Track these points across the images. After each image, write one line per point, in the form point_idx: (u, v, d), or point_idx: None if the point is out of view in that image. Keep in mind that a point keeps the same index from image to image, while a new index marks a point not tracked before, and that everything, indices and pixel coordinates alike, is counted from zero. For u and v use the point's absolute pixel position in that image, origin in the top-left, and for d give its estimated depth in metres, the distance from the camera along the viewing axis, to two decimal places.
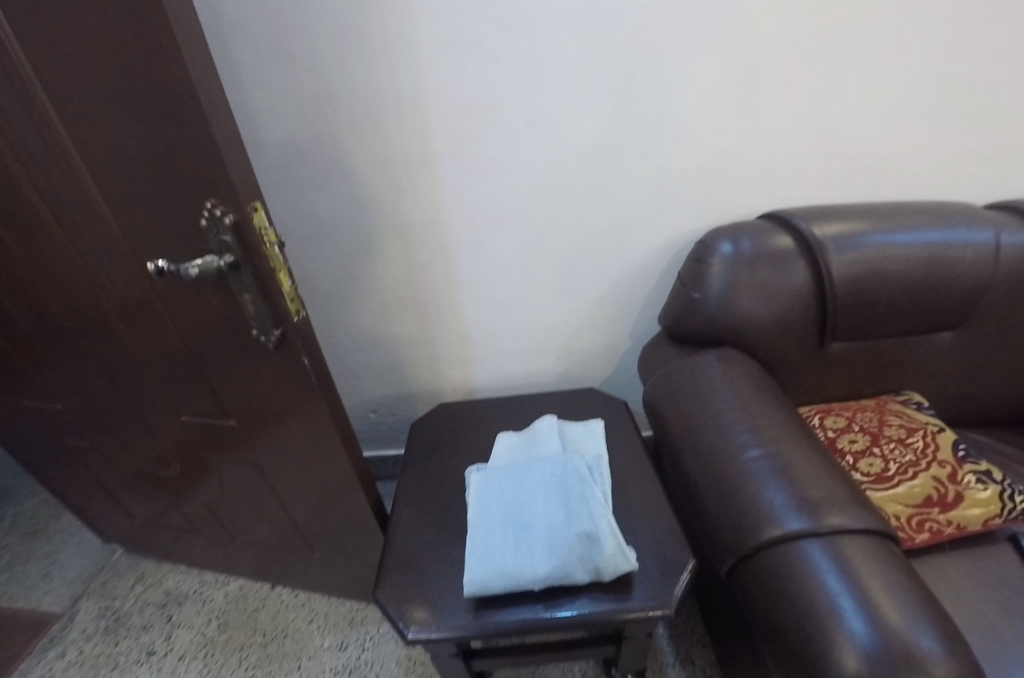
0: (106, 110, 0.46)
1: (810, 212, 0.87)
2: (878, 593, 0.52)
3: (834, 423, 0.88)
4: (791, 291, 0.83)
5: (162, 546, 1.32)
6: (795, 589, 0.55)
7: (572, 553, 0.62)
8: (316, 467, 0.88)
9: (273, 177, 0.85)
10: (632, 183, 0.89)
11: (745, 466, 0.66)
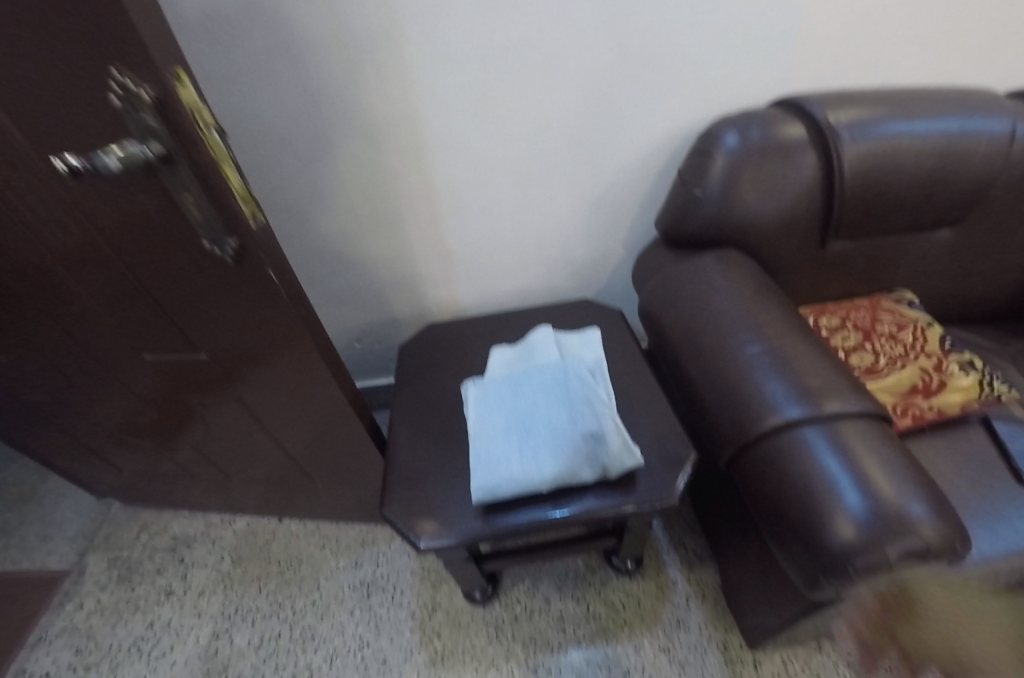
0: None
1: (825, 97, 0.81)
2: (875, 471, 0.54)
3: (829, 323, 0.90)
4: (800, 185, 0.79)
5: (160, 495, 1.31)
6: (795, 473, 0.56)
7: (578, 453, 0.63)
8: (302, 392, 0.85)
9: (216, 74, 0.73)
10: (622, 68, 0.80)
11: (746, 363, 0.66)
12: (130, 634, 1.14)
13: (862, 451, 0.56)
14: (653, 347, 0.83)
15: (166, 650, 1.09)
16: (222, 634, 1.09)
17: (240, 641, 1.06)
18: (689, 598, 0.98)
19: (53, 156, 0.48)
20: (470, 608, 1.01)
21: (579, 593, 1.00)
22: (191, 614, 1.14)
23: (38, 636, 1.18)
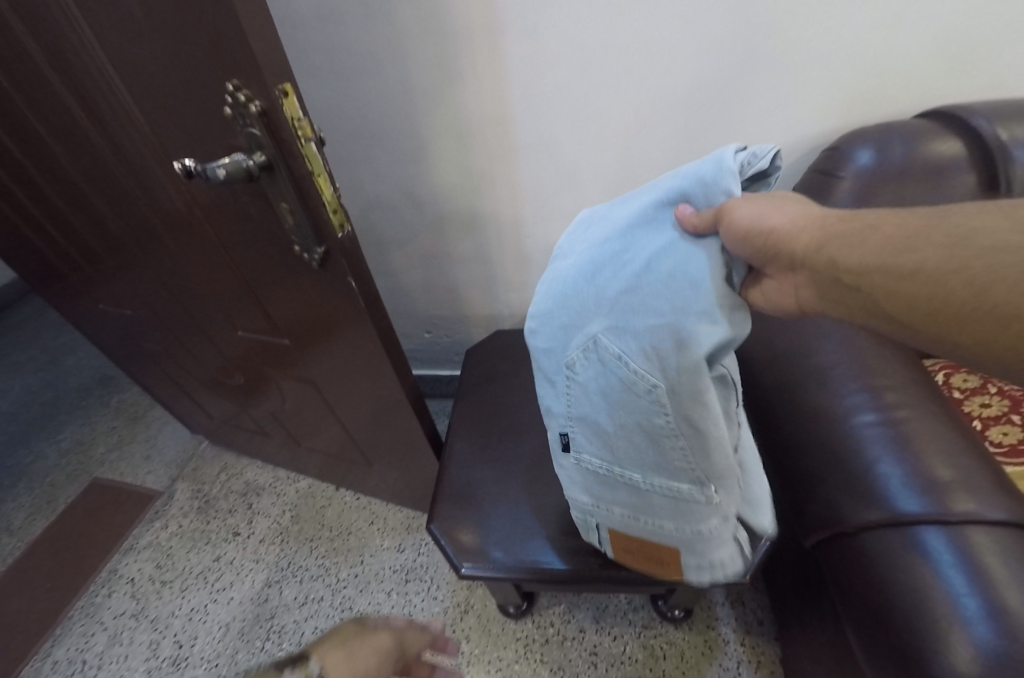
0: None
1: (998, 107, 0.65)
2: (1015, 595, 0.42)
3: (962, 383, 0.76)
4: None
5: (239, 443, 1.43)
6: (904, 582, 0.46)
7: (642, 301, 0.42)
8: (368, 392, 0.83)
9: (307, 61, 0.74)
10: (739, 66, 0.69)
11: (853, 434, 0.56)
12: (200, 562, 1.27)
13: (1009, 572, 0.43)
14: None
15: (227, 585, 1.20)
16: (273, 585, 1.17)
17: (288, 596, 1.14)
18: (740, 665, 0.89)
19: (170, 152, 0.52)
20: (502, 619, 1.00)
21: (616, 630, 0.95)
22: (252, 558, 1.24)
23: (131, 545, 1.35)
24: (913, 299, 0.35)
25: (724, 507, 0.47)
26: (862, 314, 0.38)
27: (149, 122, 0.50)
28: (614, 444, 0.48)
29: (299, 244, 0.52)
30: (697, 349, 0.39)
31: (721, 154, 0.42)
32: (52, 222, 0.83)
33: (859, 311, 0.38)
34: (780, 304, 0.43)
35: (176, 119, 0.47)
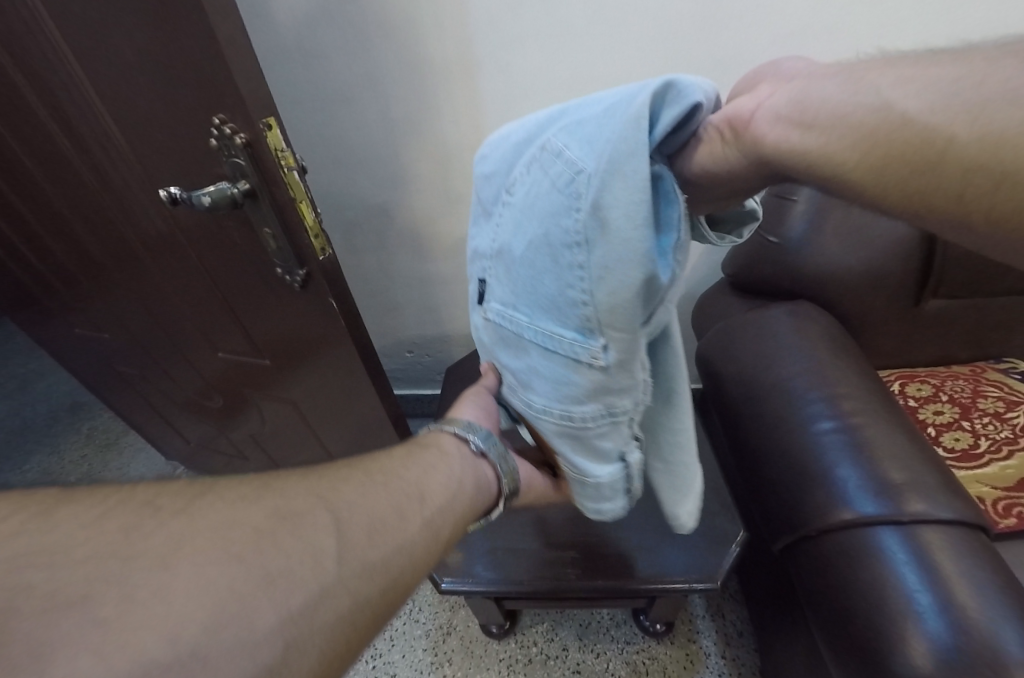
0: (109, 23, 0.41)
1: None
2: (961, 590, 0.45)
3: (916, 391, 0.81)
4: (891, 241, 0.73)
5: (215, 467, 1.40)
6: (863, 581, 0.48)
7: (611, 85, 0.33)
8: (349, 411, 0.84)
9: (290, 92, 0.77)
10: None
11: (815, 441, 0.59)
12: None
13: (958, 568, 0.46)
14: (712, 397, 0.78)
15: None
16: None
17: None
18: None
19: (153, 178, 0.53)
20: (485, 640, 0.99)
21: (600, 647, 0.95)
22: None
23: None
24: (931, 108, 0.25)
25: (618, 371, 0.35)
26: (819, 133, 0.28)
27: (134, 151, 0.52)
28: (515, 271, 0.37)
29: (280, 267, 0.54)
30: (644, 99, 0.28)
31: None
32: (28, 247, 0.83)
33: (826, 128, 0.27)
34: (729, 113, 0.31)
35: (159, 149, 0.49)
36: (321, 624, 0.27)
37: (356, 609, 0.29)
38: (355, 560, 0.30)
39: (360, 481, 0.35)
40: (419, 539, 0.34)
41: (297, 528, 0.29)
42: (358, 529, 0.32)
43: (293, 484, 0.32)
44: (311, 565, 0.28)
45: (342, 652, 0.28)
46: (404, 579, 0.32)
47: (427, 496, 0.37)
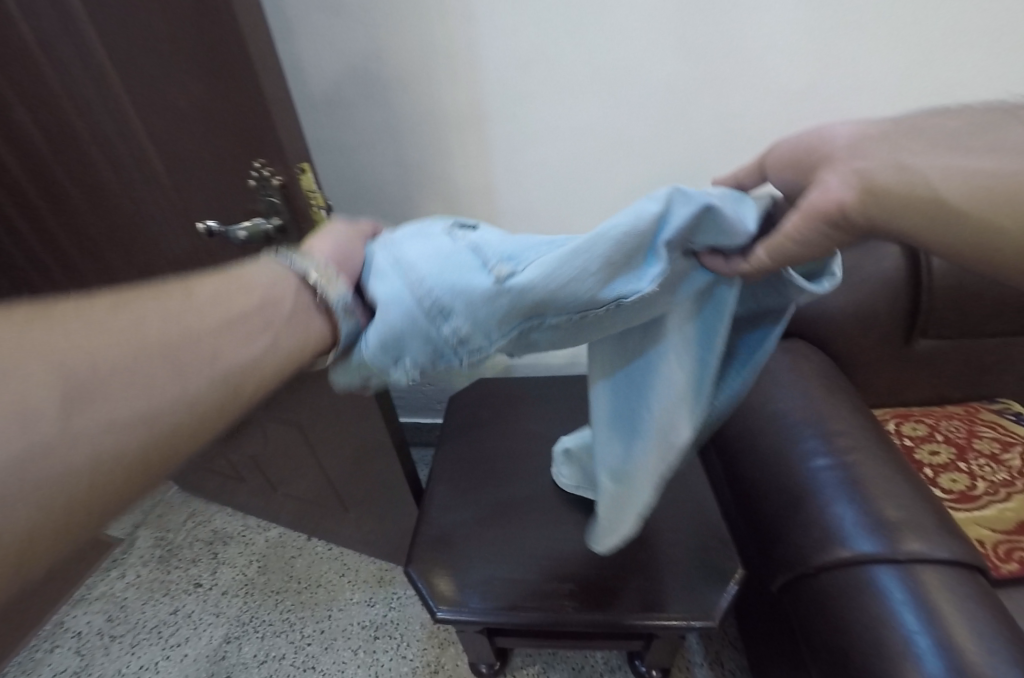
0: (168, 74, 0.46)
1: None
2: (961, 633, 0.44)
3: (912, 432, 0.82)
4: (878, 280, 0.76)
5: (209, 489, 1.38)
6: (861, 619, 0.48)
7: None
8: (353, 434, 0.85)
9: (316, 133, 0.83)
10: (693, 154, 0.80)
11: (812, 478, 0.60)
12: (156, 615, 1.20)
13: (957, 611, 0.46)
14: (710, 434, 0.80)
15: (182, 641, 1.14)
16: (233, 641, 1.12)
17: (247, 653, 1.09)
18: None
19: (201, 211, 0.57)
20: None
21: None
22: (212, 612, 1.18)
23: (81, 596, 1.27)
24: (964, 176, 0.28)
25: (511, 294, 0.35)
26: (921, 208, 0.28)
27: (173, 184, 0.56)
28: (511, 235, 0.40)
29: None
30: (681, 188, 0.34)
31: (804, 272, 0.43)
32: (46, 278, 0.86)
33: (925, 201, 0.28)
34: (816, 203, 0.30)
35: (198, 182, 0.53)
36: (51, 480, 0.25)
37: (102, 465, 0.27)
38: (84, 422, 0.26)
39: (125, 332, 0.30)
40: (202, 402, 0.31)
41: (14, 382, 0.25)
42: (78, 380, 0.27)
43: (26, 332, 0.27)
44: (28, 419, 0.25)
45: (76, 510, 0.26)
46: (179, 435, 0.30)
47: (217, 354, 0.32)
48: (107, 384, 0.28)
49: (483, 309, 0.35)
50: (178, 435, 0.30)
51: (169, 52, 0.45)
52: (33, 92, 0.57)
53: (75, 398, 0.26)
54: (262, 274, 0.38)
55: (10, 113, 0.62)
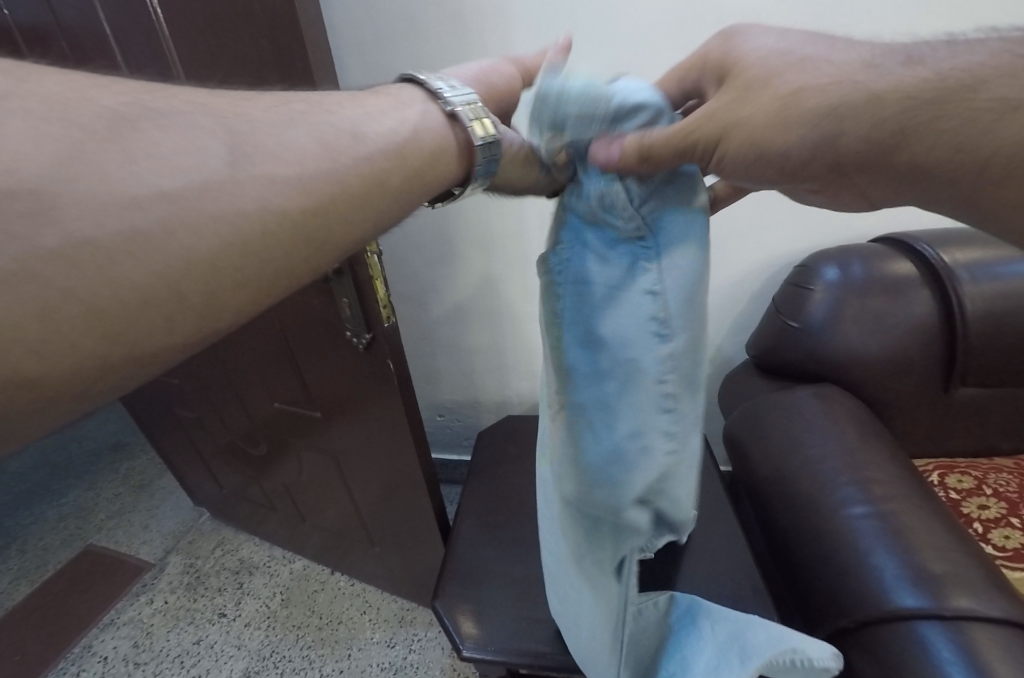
0: None
1: (937, 236, 0.79)
2: None
3: (957, 485, 0.79)
4: (907, 328, 0.75)
5: (240, 516, 1.41)
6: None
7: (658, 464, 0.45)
8: (385, 465, 0.87)
9: None
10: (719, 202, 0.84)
11: (849, 526, 0.58)
12: (179, 644, 1.20)
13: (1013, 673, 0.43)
14: (741, 479, 0.78)
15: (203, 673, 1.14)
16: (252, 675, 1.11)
17: None
18: None
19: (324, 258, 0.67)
20: None
21: None
22: (234, 644, 1.18)
23: (110, 621, 1.29)
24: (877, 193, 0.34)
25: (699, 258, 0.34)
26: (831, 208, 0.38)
27: None
28: None
29: (351, 331, 0.65)
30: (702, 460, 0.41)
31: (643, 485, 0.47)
32: None
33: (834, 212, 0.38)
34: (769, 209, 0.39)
35: None
36: (221, 217, 0.24)
37: (264, 216, 0.25)
38: (253, 171, 0.25)
39: (277, 112, 0.29)
40: (354, 182, 0.30)
41: (178, 122, 0.25)
42: (255, 145, 0.26)
43: (186, 95, 0.27)
44: (196, 152, 0.24)
45: (244, 260, 0.25)
46: (332, 211, 0.28)
47: (367, 142, 0.31)
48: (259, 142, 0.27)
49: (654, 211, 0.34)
50: (331, 213, 0.28)
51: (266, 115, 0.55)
52: None
53: (238, 149, 0.25)
54: (397, 94, 0.37)
55: None
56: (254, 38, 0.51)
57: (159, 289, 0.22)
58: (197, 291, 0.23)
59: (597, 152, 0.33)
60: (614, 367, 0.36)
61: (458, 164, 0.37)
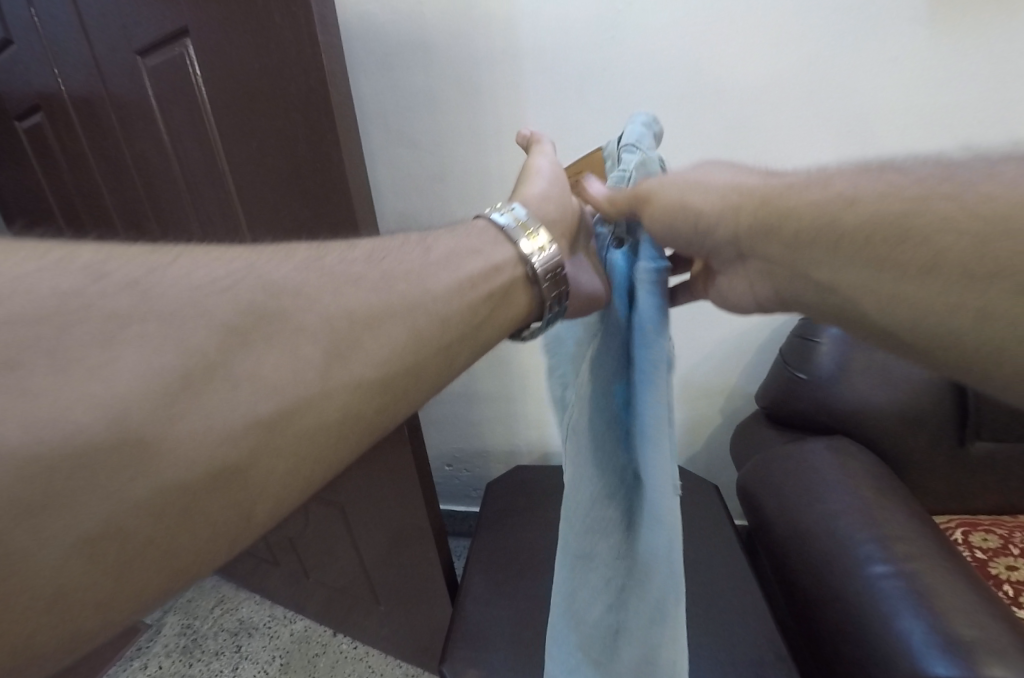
0: (280, 198, 0.55)
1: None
2: None
3: (983, 543, 0.75)
4: (916, 381, 0.76)
5: (243, 572, 1.37)
6: None
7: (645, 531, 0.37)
8: (392, 517, 0.86)
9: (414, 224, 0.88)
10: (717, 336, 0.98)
11: (870, 586, 0.56)
12: None
13: None
14: (756, 533, 0.76)
15: None
16: None
17: None
18: None
19: None
20: None
21: None
22: None
23: None
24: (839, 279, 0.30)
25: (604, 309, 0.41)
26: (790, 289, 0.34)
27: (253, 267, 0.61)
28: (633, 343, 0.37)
29: None
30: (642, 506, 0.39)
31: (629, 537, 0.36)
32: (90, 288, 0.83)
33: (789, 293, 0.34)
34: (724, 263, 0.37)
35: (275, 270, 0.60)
36: (308, 432, 0.24)
37: (344, 425, 0.26)
38: (341, 373, 0.25)
39: (381, 292, 0.29)
40: (425, 356, 0.29)
41: (280, 320, 0.25)
42: (352, 333, 0.26)
43: (272, 265, 0.27)
44: (295, 367, 0.24)
45: (305, 470, 0.24)
46: (398, 399, 0.28)
47: (447, 326, 0.31)
48: (355, 342, 0.27)
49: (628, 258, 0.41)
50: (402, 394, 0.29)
51: (289, 181, 0.54)
52: (159, 209, 0.70)
53: (338, 345, 0.26)
54: (474, 238, 0.37)
55: (140, 214, 0.72)
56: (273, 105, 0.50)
57: (233, 515, 0.22)
58: (270, 499, 0.23)
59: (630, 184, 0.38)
60: None
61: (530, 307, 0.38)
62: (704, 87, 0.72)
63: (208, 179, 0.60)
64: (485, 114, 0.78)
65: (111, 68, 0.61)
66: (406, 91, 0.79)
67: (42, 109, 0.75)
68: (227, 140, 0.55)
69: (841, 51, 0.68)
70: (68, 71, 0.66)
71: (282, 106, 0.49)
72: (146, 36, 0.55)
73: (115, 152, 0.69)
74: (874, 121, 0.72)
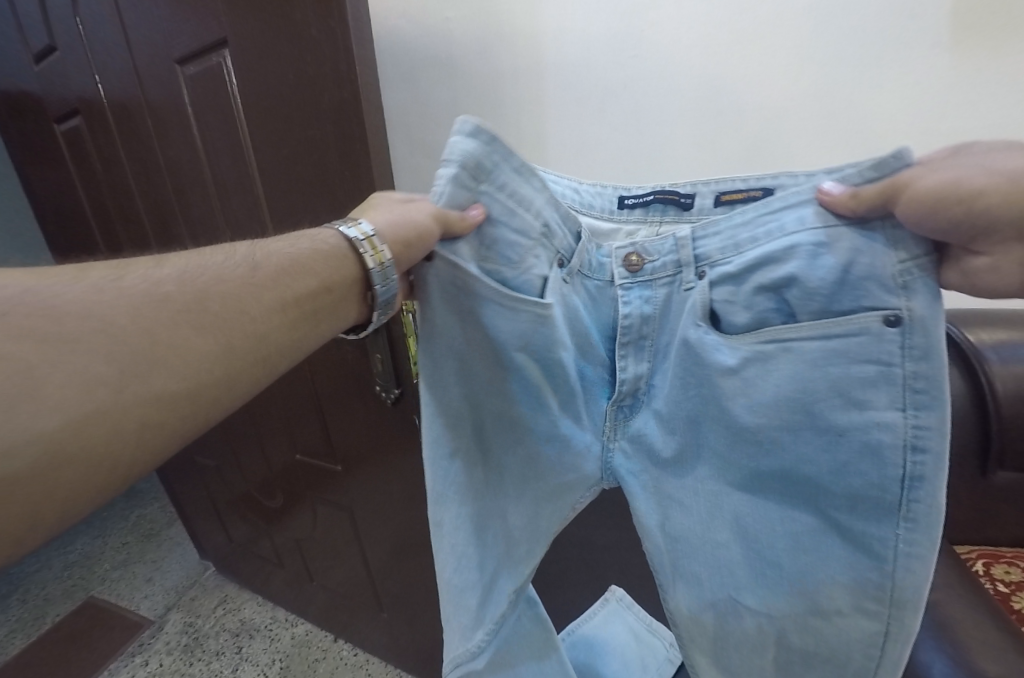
0: (308, 204, 0.56)
1: (959, 315, 0.79)
2: None
3: (1005, 576, 0.74)
4: None
5: (247, 573, 1.37)
6: None
7: (805, 532, 0.40)
8: (400, 523, 0.86)
9: None
10: None
11: None
12: None
13: None
14: None
15: None
16: None
17: None
18: None
19: None
20: None
21: None
22: None
23: None
24: None
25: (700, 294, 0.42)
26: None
27: None
28: (787, 366, 0.38)
29: (381, 384, 0.66)
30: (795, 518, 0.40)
31: (829, 533, 0.39)
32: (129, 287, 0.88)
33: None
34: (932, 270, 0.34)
35: None
36: (111, 436, 0.28)
37: (149, 426, 0.29)
38: (143, 381, 0.29)
39: (183, 312, 0.31)
40: (245, 360, 0.34)
41: (85, 332, 0.28)
42: (161, 341, 0.30)
43: (65, 282, 0.29)
44: (94, 373, 0.27)
45: (131, 456, 0.29)
46: (217, 398, 0.32)
47: (265, 339, 0.34)
48: (155, 360, 0.30)
49: (766, 269, 0.39)
50: (215, 389, 0.32)
51: (319, 190, 0.55)
52: (186, 211, 0.71)
53: (142, 357, 0.29)
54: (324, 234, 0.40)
55: (170, 216, 0.74)
56: (303, 117, 0.51)
57: (38, 501, 0.26)
58: (117, 477, 0.29)
59: (824, 187, 0.37)
60: (686, 428, 0.43)
61: (354, 308, 0.41)
62: (726, 108, 0.72)
63: (238, 185, 0.62)
64: (507, 127, 0.79)
65: (149, 75, 0.62)
66: (429, 103, 0.80)
67: (80, 113, 0.77)
68: (259, 149, 0.56)
69: (862, 72, 0.67)
70: (108, 77, 0.68)
71: (316, 117, 0.50)
72: (186, 47, 0.56)
73: (149, 156, 0.71)
74: (897, 140, 0.70)
